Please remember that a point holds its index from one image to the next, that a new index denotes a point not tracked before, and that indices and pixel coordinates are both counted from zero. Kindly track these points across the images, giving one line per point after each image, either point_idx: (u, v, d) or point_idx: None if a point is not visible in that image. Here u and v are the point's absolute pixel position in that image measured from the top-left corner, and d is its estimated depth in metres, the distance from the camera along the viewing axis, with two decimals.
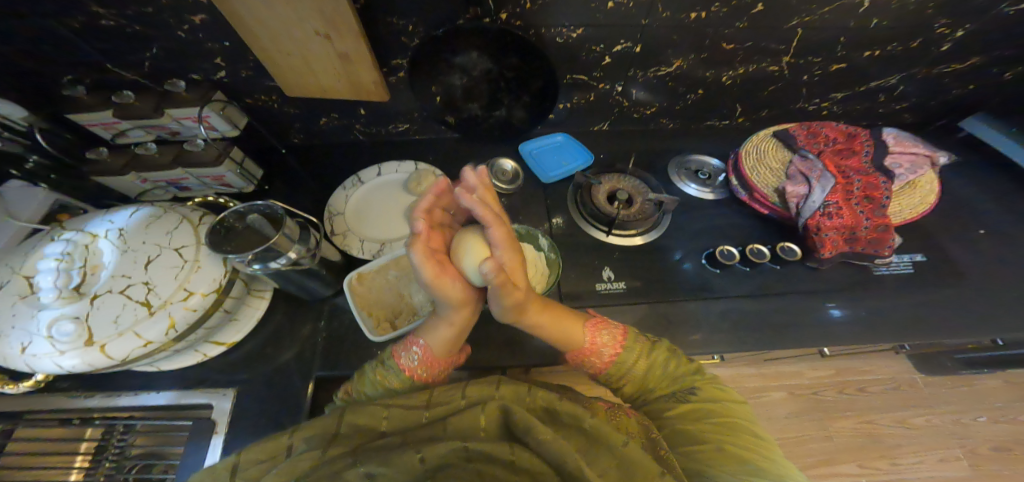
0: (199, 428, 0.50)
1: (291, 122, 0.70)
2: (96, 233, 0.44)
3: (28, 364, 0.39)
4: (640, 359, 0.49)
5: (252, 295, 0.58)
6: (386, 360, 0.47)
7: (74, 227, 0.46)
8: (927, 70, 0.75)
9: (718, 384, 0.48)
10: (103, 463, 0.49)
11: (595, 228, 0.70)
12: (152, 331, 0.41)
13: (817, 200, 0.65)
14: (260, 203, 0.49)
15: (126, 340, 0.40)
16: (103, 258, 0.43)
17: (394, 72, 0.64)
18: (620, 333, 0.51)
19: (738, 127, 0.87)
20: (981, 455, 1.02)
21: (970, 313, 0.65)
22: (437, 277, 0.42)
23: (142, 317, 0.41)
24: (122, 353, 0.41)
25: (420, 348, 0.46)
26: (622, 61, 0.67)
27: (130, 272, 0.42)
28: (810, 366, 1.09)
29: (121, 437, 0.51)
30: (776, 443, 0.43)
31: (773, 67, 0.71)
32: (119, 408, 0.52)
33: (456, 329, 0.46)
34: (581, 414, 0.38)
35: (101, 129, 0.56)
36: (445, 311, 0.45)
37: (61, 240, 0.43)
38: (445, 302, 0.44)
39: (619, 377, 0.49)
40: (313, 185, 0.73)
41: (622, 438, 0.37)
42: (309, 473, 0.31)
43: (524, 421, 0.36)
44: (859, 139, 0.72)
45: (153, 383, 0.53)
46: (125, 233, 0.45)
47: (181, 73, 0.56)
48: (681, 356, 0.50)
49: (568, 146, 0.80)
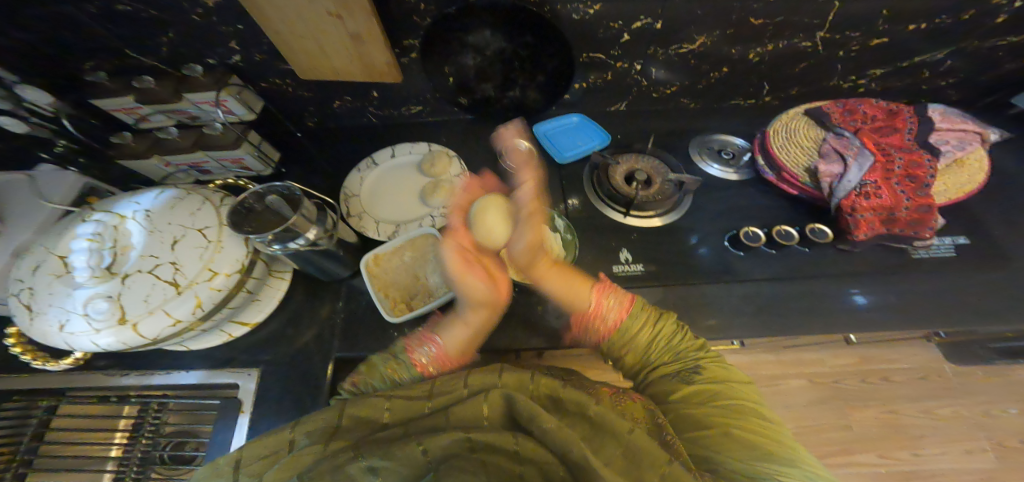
0: (226, 406, 0.53)
1: (305, 105, 0.71)
2: (124, 215, 0.46)
3: (67, 342, 0.42)
4: (644, 328, 0.49)
5: (273, 275, 0.60)
6: (398, 354, 0.49)
7: (102, 209, 0.47)
8: (976, 43, 0.69)
9: (723, 363, 0.48)
10: (139, 441, 0.52)
11: (613, 209, 0.69)
12: (180, 310, 0.43)
13: (853, 179, 0.62)
14: (278, 184, 0.52)
15: (157, 318, 0.42)
16: (131, 238, 0.44)
17: (406, 53, 0.62)
18: (626, 300, 0.51)
19: (764, 106, 0.83)
20: (1010, 447, 0.99)
21: (1011, 300, 0.62)
22: (461, 276, 0.51)
23: (170, 296, 0.43)
24: (154, 332, 0.42)
25: (435, 346, 0.49)
26: (642, 38, 0.64)
27: (157, 252, 0.44)
28: (833, 354, 1.07)
29: (155, 415, 0.54)
30: (785, 427, 0.42)
31: (805, 43, 0.67)
32: (153, 387, 0.54)
33: (470, 330, 0.52)
34: (583, 400, 0.39)
35: (123, 115, 0.57)
36: (462, 310, 0.52)
37: (91, 221, 0.44)
38: (466, 300, 0.52)
39: (624, 346, 0.50)
40: (329, 168, 0.73)
41: (626, 426, 0.37)
42: (309, 469, 0.32)
43: (526, 410, 0.36)
44: (902, 115, 0.68)
45: (181, 362, 0.56)
46: (151, 214, 0.46)
47: (197, 57, 0.57)
48: (688, 333, 0.51)
49: (583, 127, 0.78)
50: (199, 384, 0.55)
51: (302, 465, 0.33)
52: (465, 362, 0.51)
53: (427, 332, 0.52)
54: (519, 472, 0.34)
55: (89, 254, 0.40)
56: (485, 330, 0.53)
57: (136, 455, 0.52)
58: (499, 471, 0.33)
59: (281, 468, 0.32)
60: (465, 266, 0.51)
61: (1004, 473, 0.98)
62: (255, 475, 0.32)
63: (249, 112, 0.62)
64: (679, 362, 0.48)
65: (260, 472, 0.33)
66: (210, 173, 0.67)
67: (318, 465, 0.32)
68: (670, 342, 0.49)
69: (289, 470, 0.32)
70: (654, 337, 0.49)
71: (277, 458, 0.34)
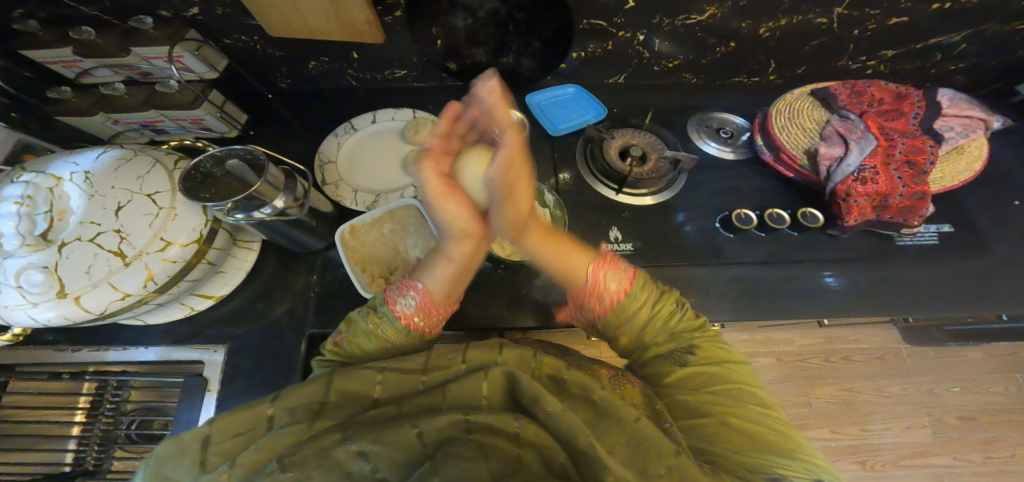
0: (190, 385, 0.53)
1: (277, 65, 0.65)
2: (60, 177, 0.41)
3: (1, 316, 0.39)
4: (644, 305, 0.48)
5: (240, 245, 0.57)
6: (379, 308, 0.46)
7: (35, 170, 0.43)
8: (996, 26, 0.66)
9: (720, 341, 0.49)
10: (99, 419, 0.52)
11: (605, 185, 0.67)
12: (129, 284, 0.41)
13: (851, 164, 0.61)
14: (238, 146, 0.49)
15: (102, 292, 0.40)
16: (69, 202, 0.40)
17: (389, 11, 0.56)
18: (627, 279, 0.49)
19: (768, 85, 0.79)
20: (946, 422, 1.09)
21: (976, 291, 0.64)
22: (441, 197, 0.50)
23: (116, 268, 0.40)
24: (100, 307, 0.40)
25: (417, 293, 0.47)
26: (649, 5, 0.59)
27: (99, 219, 0.40)
28: (801, 334, 1.12)
29: (115, 393, 0.53)
30: (778, 406, 0.45)
31: (821, 19, 0.63)
32: (109, 362, 0.54)
33: (454, 265, 0.50)
34: (587, 383, 0.39)
35: (60, 68, 0.50)
36: (445, 244, 0.51)
37: (20, 182, 0.39)
38: (448, 228, 0.51)
39: (622, 323, 0.48)
40: (304, 133, 0.69)
41: (631, 414, 0.37)
42: (293, 447, 0.32)
43: (531, 391, 0.36)
44: (910, 99, 0.66)
45: (147, 336, 0.55)
46: (91, 177, 0.42)
47: (148, 8, 0.50)
48: (687, 311, 0.50)
49: (579, 98, 0.73)
50: (160, 359, 0.55)
51: (281, 447, 0.32)
52: (449, 309, 0.50)
53: (405, 280, 0.49)
54: (520, 453, 0.34)
55: (18, 219, 0.37)
56: (473, 262, 0.52)
57: (97, 431, 0.52)
58: (500, 452, 0.33)
59: (255, 450, 0.31)
60: (444, 191, 0.50)
61: (937, 446, 1.07)
62: (227, 454, 0.32)
63: (210, 71, 0.57)
64: (673, 343, 0.48)
65: (234, 451, 0.32)
66: (167, 132, 0.62)
67: (297, 453, 0.31)
68: (669, 321, 0.49)
69: (265, 452, 0.31)
70: (651, 316, 0.48)
71: (253, 438, 0.33)
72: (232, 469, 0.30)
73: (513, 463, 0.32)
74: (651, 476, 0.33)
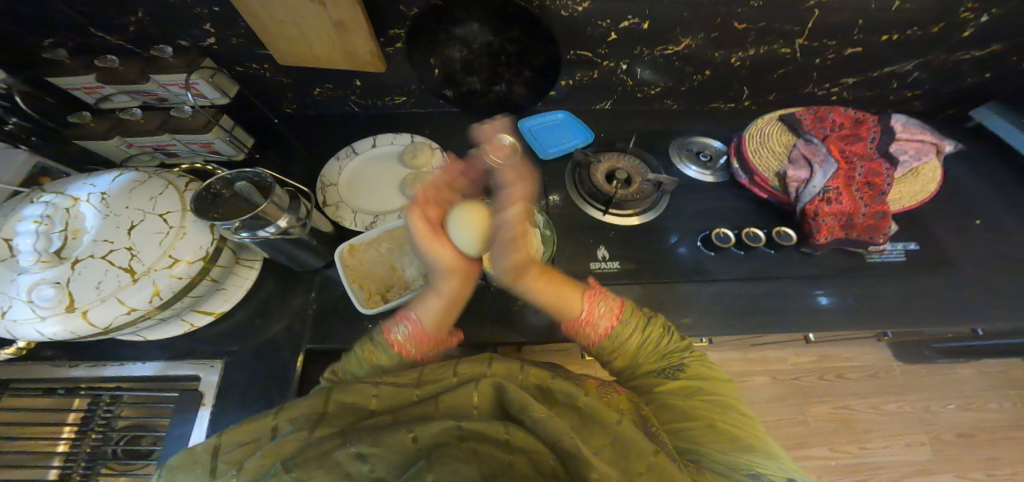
0: (187, 399, 0.52)
1: (283, 92, 0.69)
2: (78, 197, 0.44)
3: (9, 329, 0.40)
4: (634, 333, 0.49)
5: (241, 265, 0.59)
6: (375, 337, 0.48)
7: (55, 191, 0.45)
8: (943, 56, 0.72)
9: (706, 362, 0.50)
10: (88, 434, 0.51)
11: (593, 207, 0.70)
12: (135, 299, 0.42)
13: (817, 186, 0.65)
14: (248, 170, 0.50)
15: (109, 307, 0.41)
16: (84, 222, 0.42)
17: (391, 43, 0.61)
18: (621, 305, 0.51)
19: (744, 111, 0.85)
20: (943, 440, 1.08)
21: (950, 305, 0.66)
22: (427, 240, 0.48)
23: (125, 284, 0.41)
24: (106, 321, 0.41)
25: (410, 322, 0.48)
26: (629, 38, 0.64)
27: (112, 237, 0.42)
28: (794, 353, 1.14)
29: (106, 408, 0.52)
30: (760, 422, 0.45)
31: (785, 50, 0.69)
32: (104, 379, 0.53)
33: (444, 301, 0.49)
34: (574, 392, 0.40)
35: (84, 94, 0.54)
36: (436, 281, 0.50)
37: (40, 202, 0.42)
38: (436, 267, 0.49)
39: (613, 349, 0.49)
40: (307, 156, 0.72)
41: (615, 417, 0.38)
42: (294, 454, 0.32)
43: (519, 399, 0.37)
44: (867, 124, 0.71)
45: (144, 352, 0.55)
46: (107, 197, 0.44)
47: (169, 39, 0.55)
48: (675, 334, 0.52)
49: (568, 124, 0.78)
50: (156, 375, 0.54)
51: (284, 453, 0.32)
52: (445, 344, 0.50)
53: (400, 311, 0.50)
54: (512, 460, 0.34)
55: (35, 237, 0.38)
56: (463, 297, 0.51)
57: (85, 448, 0.50)
58: (489, 458, 0.33)
59: (260, 456, 0.31)
60: (433, 237, 0.48)
61: (937, 464, 1.06)
62: (233, 461, 0.32)
63: (222, 97, 0.60)
64: (664, 361, 0.49)
65: (239, 458, 0.32)
66: (177, 155, 0.65)
67: (301, 453, 0.31)
68: (658, 342, 0.50)
69: (269, 458, 0.31)
70: (641, 340, 0.49)
71: (258, 446, 0.34)
72: (240, 472, 0.31)
73: (504, 469, 0.33)
74: (630, 472, 0.34)
